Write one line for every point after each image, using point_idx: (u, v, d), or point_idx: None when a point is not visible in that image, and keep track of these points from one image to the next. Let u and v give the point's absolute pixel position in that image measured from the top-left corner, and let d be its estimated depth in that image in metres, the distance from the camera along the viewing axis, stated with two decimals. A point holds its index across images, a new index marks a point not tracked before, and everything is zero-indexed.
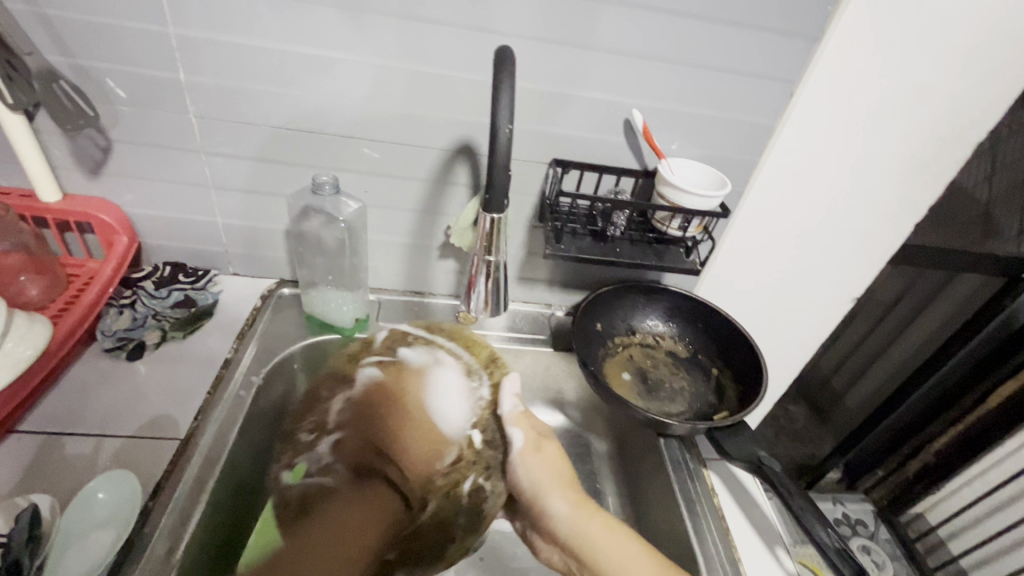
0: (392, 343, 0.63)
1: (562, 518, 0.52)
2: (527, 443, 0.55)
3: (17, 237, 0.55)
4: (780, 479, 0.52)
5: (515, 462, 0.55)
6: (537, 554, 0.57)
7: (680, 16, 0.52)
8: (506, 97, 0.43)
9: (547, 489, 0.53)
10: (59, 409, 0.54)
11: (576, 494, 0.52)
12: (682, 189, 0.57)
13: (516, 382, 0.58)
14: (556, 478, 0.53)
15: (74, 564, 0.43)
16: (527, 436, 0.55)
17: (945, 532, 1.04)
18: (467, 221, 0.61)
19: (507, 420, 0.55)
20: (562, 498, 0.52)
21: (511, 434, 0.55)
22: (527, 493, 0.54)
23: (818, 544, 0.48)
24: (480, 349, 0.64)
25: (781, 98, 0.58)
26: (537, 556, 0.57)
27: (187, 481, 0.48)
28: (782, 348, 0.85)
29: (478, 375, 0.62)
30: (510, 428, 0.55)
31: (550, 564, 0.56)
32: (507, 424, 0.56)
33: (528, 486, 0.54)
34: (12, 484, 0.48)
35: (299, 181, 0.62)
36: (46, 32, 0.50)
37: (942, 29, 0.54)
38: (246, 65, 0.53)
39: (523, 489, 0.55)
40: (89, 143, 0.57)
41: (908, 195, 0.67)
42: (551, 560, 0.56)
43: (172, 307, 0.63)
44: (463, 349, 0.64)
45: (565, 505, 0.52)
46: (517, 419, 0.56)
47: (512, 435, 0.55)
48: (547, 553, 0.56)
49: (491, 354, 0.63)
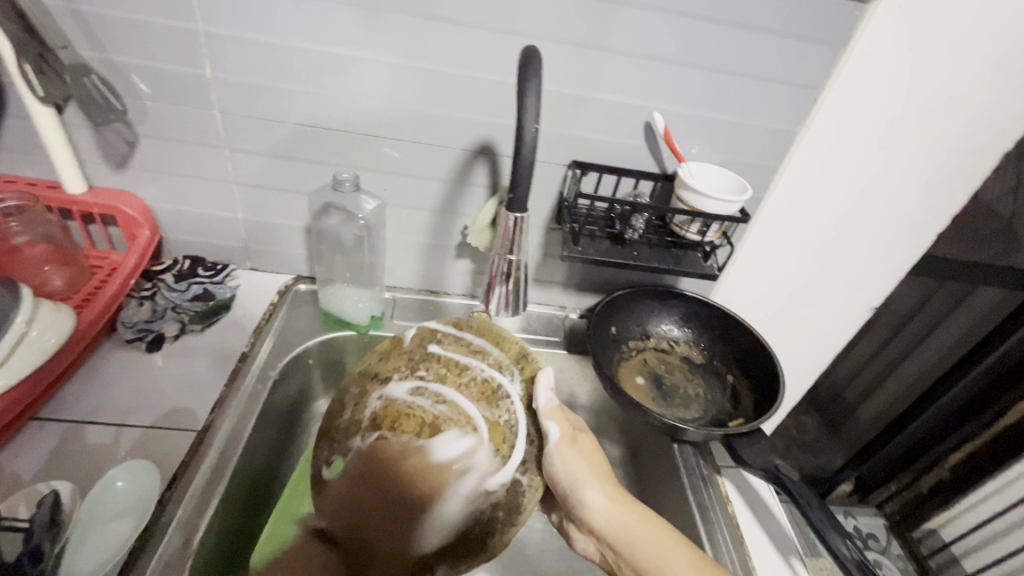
0: (421, 342, 0.60)
1: (597, 508, 0.50)
2: (563, 436, 0.53)
3: (43, 227, 0.57)
4: (797, 487, 0.52)
5: (551, 453, 0.53)
6: (572, 545, 0.56)
7: (704, 21, 0.52)
8: (533, 98, 0.43)
9: (583, 480, 0.51)
10: (80, 398, 0.55)
11: (609, 486, 0.51)
12: (703, 194, 0.57)
13: (551, 376, 0.57)
14: (591, 469, 0.52)
15: (95, 550, 0.44)
16: (564, 429, 0.53)
17: (959, 549, 1.02)
18: (485, 221, 0.62)
19: (543, 412, 0.54)
20: (597, 488, 0.51)
21: (547, 427, 0.53)
22: (563, 485, 0.52)
23: (836, 554, 0.47)
24: (510, 344, 0.60)
25: (804, 104, 0.58)
26: (572, 546, 0.56)
27: (203, 473, 0.49)
28: (797, 356, 0.85)
29: (510, 370, 0.59)
30: (546, 419, 0.54)
31: (584, 555, 0.55)
32: (544, 417, 0.54)
33: (564, 477, 0.52)
34: (34, 470, 0.48)
35: (320, 179, 0.63)
36: (78, 27, 0.51)
37: (971, 36, 0.54)
38: (270, 63, 0.54)
39: (559, 482, 0.53)
40: (115, 137, 0.58)
41: (931, 204, 0.66)
42: (587, 551, 0.54)
43: (191, 300, 0.64)
44: (493, 345, 0.60)
45: (600, 497, 0.50)
46: (553, 413, 0.54)
47: (547, 426, 0.53)
48: (582, 544, 0.54)
49: (522, 348, 0.59)
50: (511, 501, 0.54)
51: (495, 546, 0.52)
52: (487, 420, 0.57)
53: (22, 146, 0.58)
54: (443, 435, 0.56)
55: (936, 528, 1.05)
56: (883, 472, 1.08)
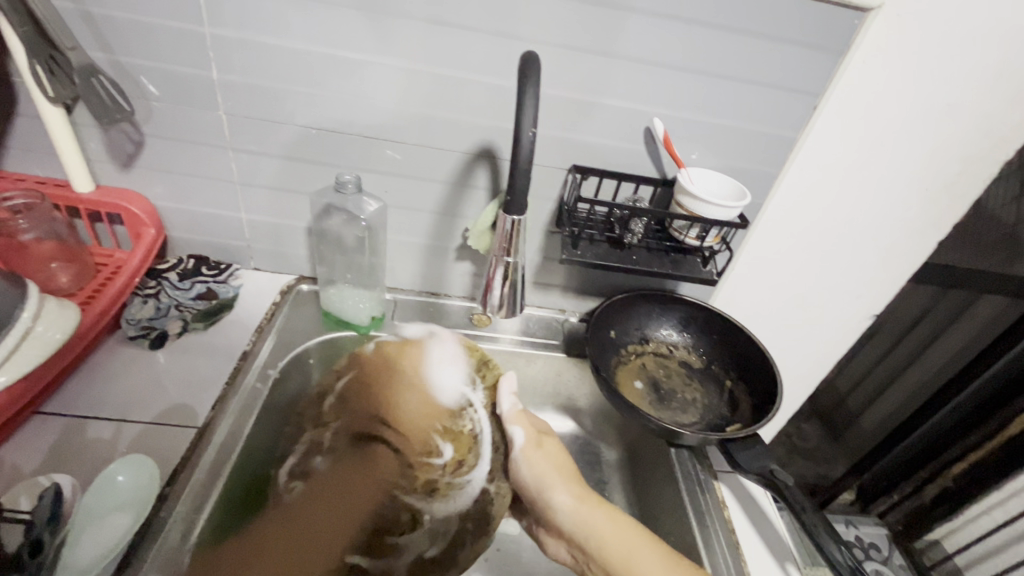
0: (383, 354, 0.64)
1: (568, 509, 0.53)
2: (527, 441, 0.57)
3: (51, 225, 0.58)
4: (792, 493, 0.52)
5: (518, 459, 0.57)
6: (546, 550, 0.57)
7: (704, 28, 0.53)
8: (531, 101, 0.44)
9: (551, 484, 0.55)
10: (81, 394, 0.55)
11: (576, 489, 0.53)
12: (703, 201, 0.57)
13: (513, 382, 0.61)
14: (558, 473, 0.55)
15: (93, 543, 0.44)
16: (527, 434, 0.58)
17: (962, 561, 1.00)
18: (485, 223, 0.62)
19: (508, 418, 0.59)
20: (564, 491, 0.54)
21: (511, 433, 0.58)
22: (531, 487, 0.56)
23: (831, 561, 0.47)
24: (473, 350, 0.64)
25: (803, 111, 0.58)
26: (545, 552, 0.57)
27: (203, 469, 0.49)
28: (797, 362, 0.84)
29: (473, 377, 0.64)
30: (511, 425, 0.58)
31: (558, 560, 0.56)
32: (508, 422, 0.59)
33: (531, 480, 0.56)
34: (36, 464, 0.49)
35: (323, 180, 0.63)
36: (89, 29, 0.53)
37: (972, 45, 0.54)
38: (276, 65, 0.55)
39: (527, 486, 0.56)
40: (122, 137, 0.59)
41: (932, 212, 0.66)
42: (558, 556, 0.56)
43: (194, 298, 0.65)
44: (457, 351, 0.65)
45: (568, 498, 0.53)
46: (516, 418, 0.59)
47: (513, 433, 0.58)
48: (554, 549, 0.56)
49: (484, 355, 0.64)
50: (480, 510, 0.60)
51: (465, 559, 0.57)
52: (450, 430, 0.63)
53: (32, 145, 0.59)
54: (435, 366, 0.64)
55: (938, 539, 1.04)
56: (886, 480, 1.07)
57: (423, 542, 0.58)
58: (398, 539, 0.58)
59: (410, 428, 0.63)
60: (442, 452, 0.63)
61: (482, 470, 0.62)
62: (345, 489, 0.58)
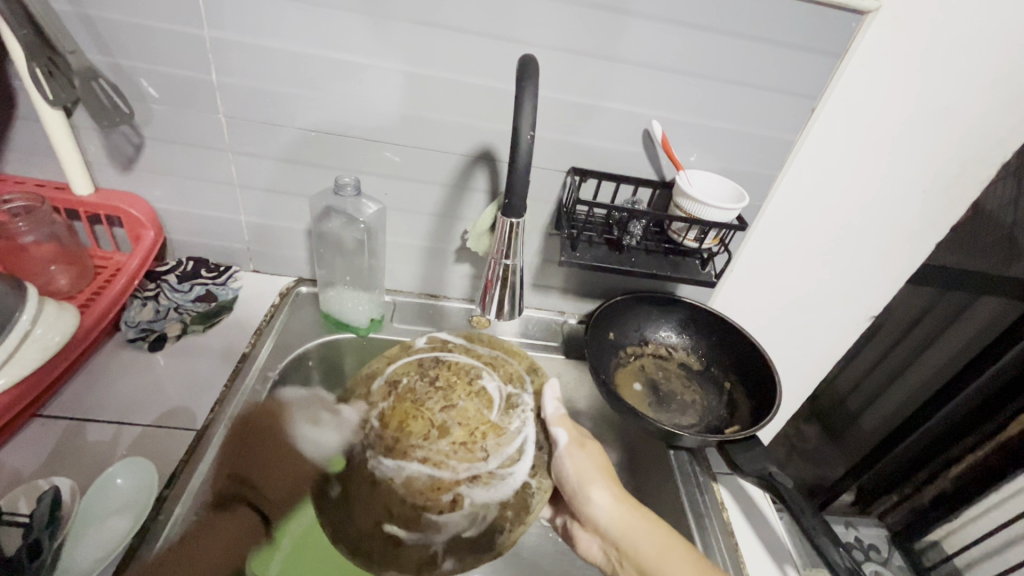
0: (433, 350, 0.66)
1: (605, 507, 0.51)
2: (571, 441, 0.56)
3: (50, 228, 0.58)
4: (791, 495, 0.52)
5: (562, 456, 0.55)
6: (577, 548, 0.55)
7: (702, 30, 0.53)
8: (529, 103, 0.44)
9: (591, 479, 0.53)
10: (80, 396, 0.55)
11: (615, 487, 0.52)
12: (701, 203, 0.57)
13: (557, 388, 0.61)
14: (601, 470, 0.54)
15: (93, 547, 0.44)
16: (571, 435, 0.56)
17: (961, 562, 1.01)
18: (484, 226, 0.63)
19: (551, 419, 0.58)
20: (604, 488, 0.52)
21: (556, 433, 0.57)
22: (571, 484, 0.54)
23: (830, 563, 0.47)
24: (523, 358, 0.66)
25: (801, 113, 0.58)
26: (577, 549, 0.55)
27: (202, 471, 0.49)
28: (796, 364, 0.84)
29: (522, 380, 0.64)
30: (555, 427, 0.57)
31: (588, 558, 0.54)
32: (552, 423, 0.58)
33: (573, 476, 0.54)
34: (36, 467, 0.49)
35: (322, 182, 0.63)
36: (88, 33, 0.53)
37: (969, 47, 0.54)
38: (276, 68, 0.55)
39: (567, 480, 0.54)
40: (122, 140, 0.60)
41: (929, 213, 0.66)
42: (589, 553, 0.54)
43: (193, 301, 0.65)
44: (509, 357, 0.66)
45: (608, 496, 0.52)
46: (560, 420, 0.58)
47: (556, 432, 0.57)
48: (586, 544, 0.54)
49: (534, 362, 0.65)
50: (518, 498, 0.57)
51: (504, 544, 0.54)
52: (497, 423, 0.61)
53: (32, 147, 0.59)
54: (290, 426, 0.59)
55: (938, 540, 1.05)
56: (885, 482, 1.07)
57: (461, 522, 0.56)
58: (439, 517, 0.56)
59: (458, 414, 0.61)
60: (486, 445, 0.59)
61: (523, 467, 0.58)
62: (383, 469, 0.58)
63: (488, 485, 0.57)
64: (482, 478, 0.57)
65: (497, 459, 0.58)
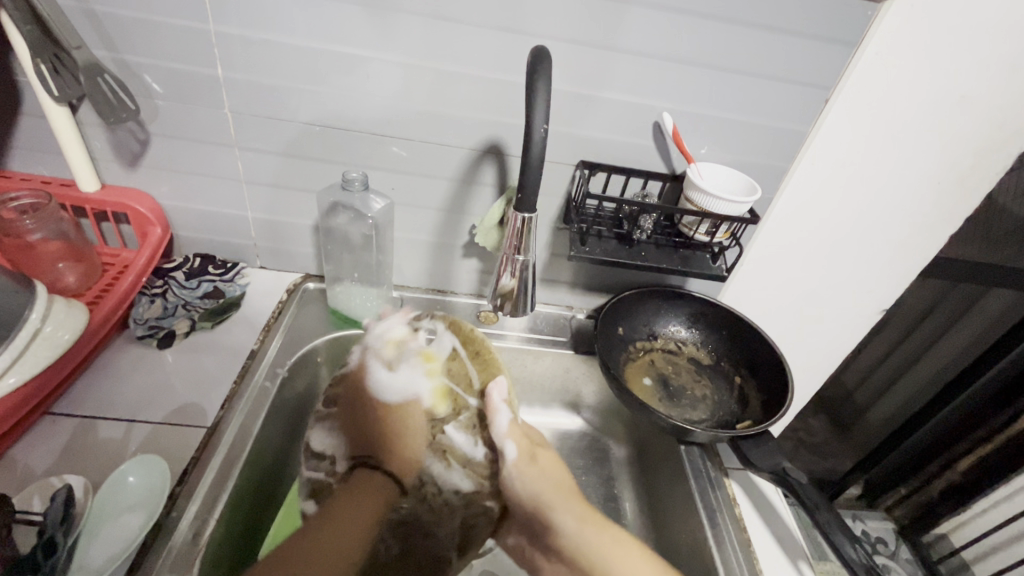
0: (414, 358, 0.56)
1: (569, 532, 0.50)
2: (521, 456, 0.54)
3: (57, 225, 0.57)
4: (806, 491, 0.51)
5: (507, 473, 0.54)
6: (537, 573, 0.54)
7: (713, 20, 0.52)
8: (542, 95, 0.43)
9: (550, 503, 0.51)
10: (90, 394, 0.55)
11: (576, 510, 0.51)
12: (712, 195, 0.56)
13: (504, 387, 0.55)
14: (557, 489, 0.52)
15: (107, 544, 0.44)
16: (520, 449, 0.54)
17: (970, 555, 1.00)
18: (493, 221, 0.62)
19: (501, 433, 0.54)
20: (566, 512, 0.51)
21: (504, 448, 0.54)
22: (529, 505, 0.53)
23: (845, 560, 0.47)
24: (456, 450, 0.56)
25: (814, 104, 0.57)
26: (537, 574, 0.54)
27: (213, 469, 0.49)
28: (804, 357, 0.84)
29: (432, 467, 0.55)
30: (504, 440, 0.54)
31: None
32: (502, 437, 0.54)
33: (527, 497, 0.53)
34: (48, 465, 0.49)
35: (329, 177, 0.63)
36: (92, 27, 0.52)
37: (987, 36, 0.53)
38: (282, 63, 0.55)
39: (522, 502, 0.53)
40: (127, 136, 0.59)
41: (943, 206, 0.65)
42: None
43: (201, 297, 0.65)
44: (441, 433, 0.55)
45: (571, 519, 0.50)
46: (512, 432, 0.54)
47: (504, 447, 0.54)
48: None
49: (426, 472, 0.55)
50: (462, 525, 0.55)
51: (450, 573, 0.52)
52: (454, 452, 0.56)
53: (36, 145, 0.59)
54: (437, 353, 0.57)
55: (946, 532, 1.04)
56: (893, 475, 1.06)
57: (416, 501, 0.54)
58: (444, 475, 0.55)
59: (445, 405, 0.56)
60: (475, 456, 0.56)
61: (483, 488, 0.56)
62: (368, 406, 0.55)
63: (468, 500, 0.55)
64: (433, 490, 0.55)
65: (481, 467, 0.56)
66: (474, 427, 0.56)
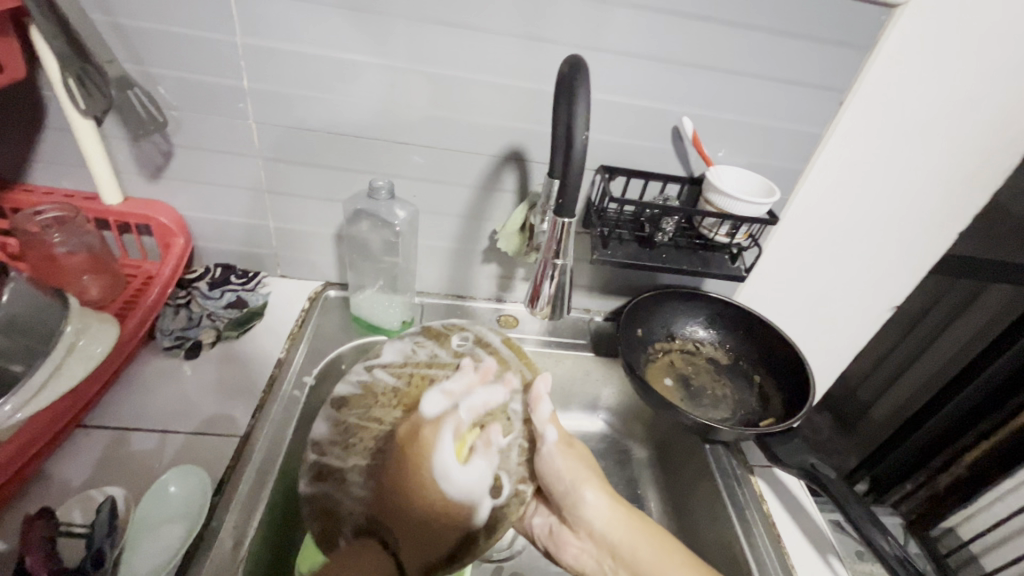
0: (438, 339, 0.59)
1: (599, 509, 0.50)
2: (560, 439, 0.52)
3: (84, 238, 0.58)
4: (835, 485, 0.53)
5: (549, 454, 0.51)
6: (560, 558, 0.52)
7: (732, 26, 0.53)
8: (581, 104, 0.43)
9: (584, 480, 0.50)
10: (123, 405, 0.55)
11: (608, 487, 0.51)
12: (732, 197, 0.57)
13: (549, 381, 0.53)
14: (592, 470, 0.51)
15: (149, 556, 0.44)
16: (559, 432, 0.52)
17: (978, 548, 1.00)
18: (514, 225, 0.62)
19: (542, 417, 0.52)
20: (599, 488, 0.50)
21: (544, 431, 0.51)
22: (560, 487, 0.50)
23: (879, 552, 0.48)
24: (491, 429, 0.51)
25: (830, 107, 0.59)
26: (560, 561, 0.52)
27: (249, 476, 0.49)
28: (816, 355, 0.85)
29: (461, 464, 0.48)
30: (546, 424, 0.51)
31: (573, 567, 0.51)
32: (541, 420, 0.52)
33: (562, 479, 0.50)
34: (85, 478, 0.49)
35: (353, 186, 0.64)
36: (120, 41, 0.52)
37: (996, 40, 0.54)
38: (307, 71, 0.55)
39: (557, 482, 0.51)
40: (152, 148, 0.59)
41: (953, 204, 0.67)
42: (575, 561, 0.51)
43: (225, 307, 0.65)
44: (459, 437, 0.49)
45: (603, 496, 0.50)
46: (552, 417, 0.52)
47: (545, 429, 0.51)
48: (573, 552, 0.51)
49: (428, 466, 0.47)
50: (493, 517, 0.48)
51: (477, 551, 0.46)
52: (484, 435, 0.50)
53: (60, 158, 0.59)
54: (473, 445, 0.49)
55: (953, 527, 1.04)
56: (899, 471, 1.06)
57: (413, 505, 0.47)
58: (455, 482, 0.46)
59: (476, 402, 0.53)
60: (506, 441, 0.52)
61: (512, 470, 0.51)
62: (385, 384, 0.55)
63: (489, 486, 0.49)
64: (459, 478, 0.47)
65: (521, 453, 0.52)
66: (518, 420, 0.53)
